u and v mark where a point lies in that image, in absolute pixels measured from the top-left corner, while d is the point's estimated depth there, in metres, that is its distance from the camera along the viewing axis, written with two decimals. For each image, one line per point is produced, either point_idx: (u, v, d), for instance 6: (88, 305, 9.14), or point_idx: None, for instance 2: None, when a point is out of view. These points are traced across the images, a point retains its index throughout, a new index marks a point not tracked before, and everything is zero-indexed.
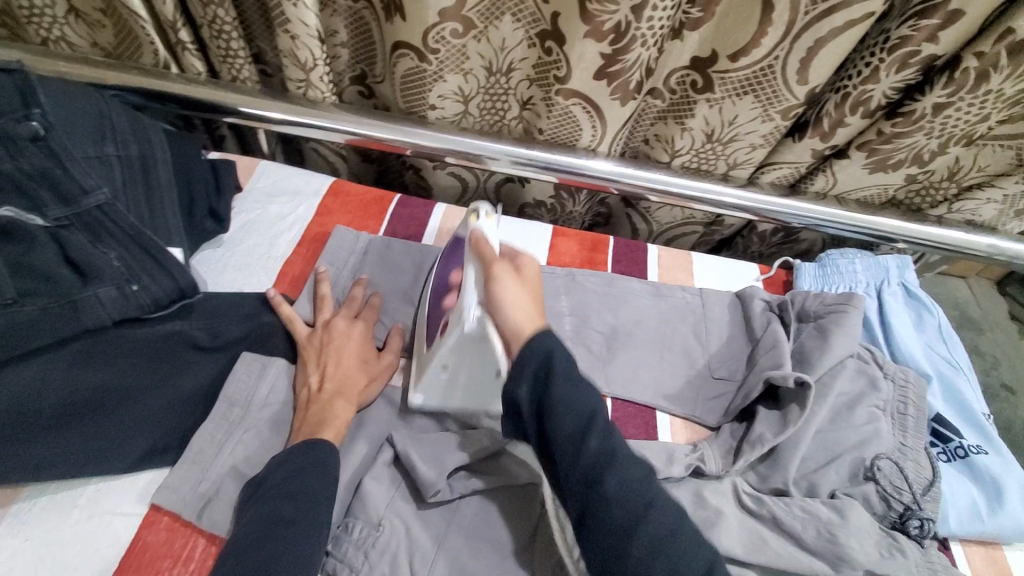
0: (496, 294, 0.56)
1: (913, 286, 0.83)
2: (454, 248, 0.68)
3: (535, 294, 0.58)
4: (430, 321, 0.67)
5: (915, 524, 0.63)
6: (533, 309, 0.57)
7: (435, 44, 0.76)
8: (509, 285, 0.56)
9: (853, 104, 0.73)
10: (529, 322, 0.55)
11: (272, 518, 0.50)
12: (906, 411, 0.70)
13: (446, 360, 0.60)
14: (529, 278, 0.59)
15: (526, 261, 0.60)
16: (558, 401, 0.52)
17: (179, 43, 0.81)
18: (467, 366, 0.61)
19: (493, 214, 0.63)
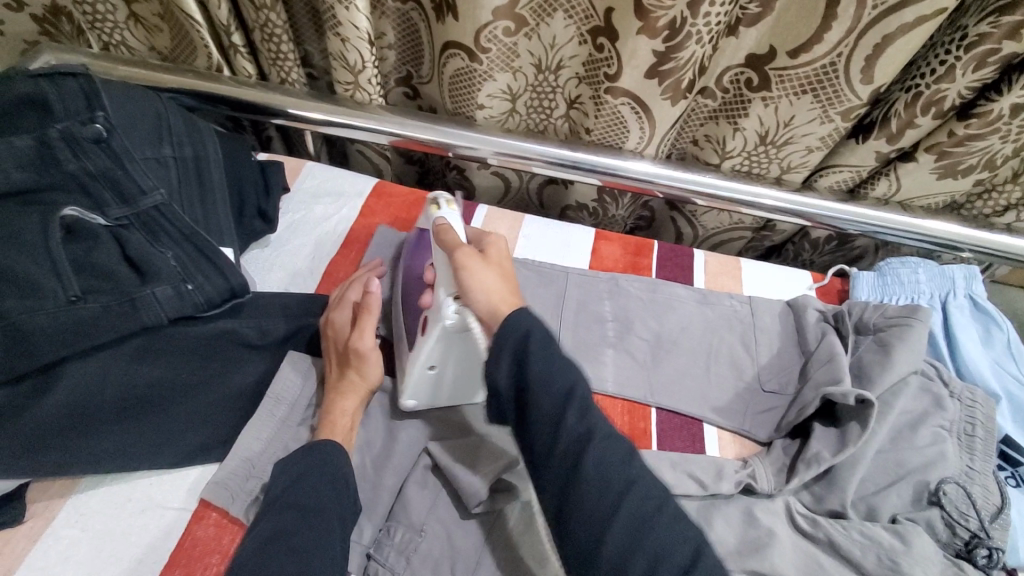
0: (467, 279, 0.54)
1: (981, 298, 0.78)
2: (419, 242, 0.69)
3: (507, 273, 0.57)
4: (409, 314, 0.66)
5: (983, 553, 0.58)
6: (508, 283, 0.56)
7: (486, 43, 0.75)
8: (476, 265, 0.55)
9: (925, 104, 0.68)
10: (507, 302, 0.54)
11: (317, 521, 0.51)
12: (974, 432, 0.65)
13: (433, 359, 0.59)
14: (496, 257, 0.58)
15: (493, 241, 0.60)
16: (566, 415, 0.48)
17: (231, 46, 0.82)
18: (455, 363, 0.60)
19: (453, 203, 0.64)
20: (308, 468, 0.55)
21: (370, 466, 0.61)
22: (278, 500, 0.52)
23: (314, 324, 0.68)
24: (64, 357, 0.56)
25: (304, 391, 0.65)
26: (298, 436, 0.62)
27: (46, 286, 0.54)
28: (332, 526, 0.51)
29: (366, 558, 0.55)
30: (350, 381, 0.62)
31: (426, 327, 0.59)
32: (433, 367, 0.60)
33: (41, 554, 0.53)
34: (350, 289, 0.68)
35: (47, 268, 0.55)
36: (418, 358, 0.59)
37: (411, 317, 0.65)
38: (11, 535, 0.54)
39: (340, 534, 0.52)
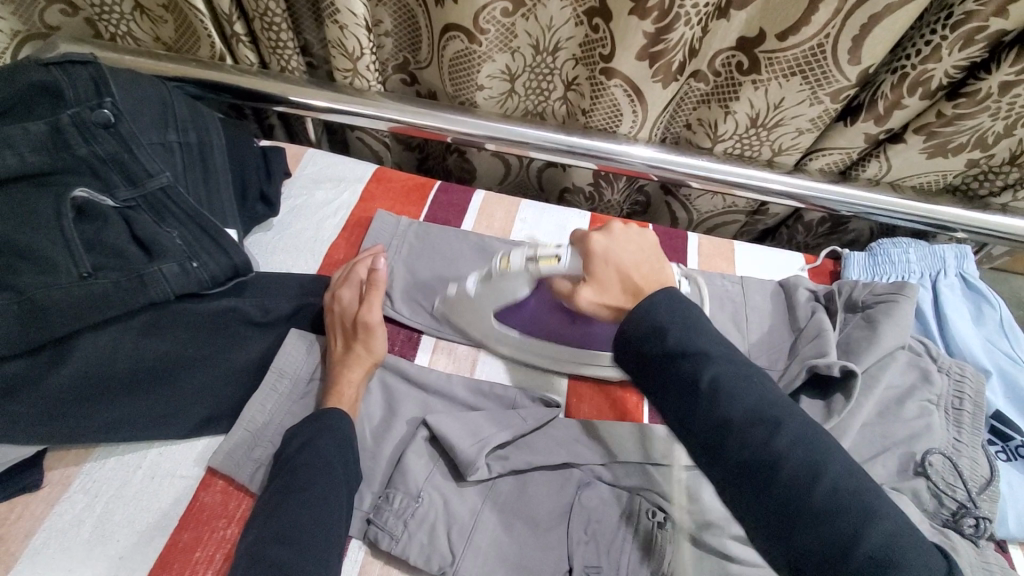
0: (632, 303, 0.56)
1: (972, 277, 0.79)
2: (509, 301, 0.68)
3: (645, 248, 0.59)
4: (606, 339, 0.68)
5: (970, 522, 0.60)
6: (650, 262, 0.58)
7: (485, 25, 0.77)
8: (643, 286, 0.56)
9: (912, 84, 0.69)
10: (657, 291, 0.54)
11: (317, 486, 0.53)
12: (962, 407, 0.67)
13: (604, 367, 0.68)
14: (628, 256, 0.58)
15: (601, 255, 0.58)
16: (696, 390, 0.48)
17: (234, 36, 0.84)
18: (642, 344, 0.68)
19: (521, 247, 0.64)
20: (308, 438, 0.57)
21: (370, 436, 0.63)
22: (291, 461, 0.56)
23: (315, 303, 0.71)
24: (76, 331, 0.58)
25: (306, 367, 0.67)
26: (300, 409, 0.64)
27: (59, 263, 0.57)
28: (340, 488, 0.54)
29: (366, 523, 0.57)
30: (357, 353, 0.65)
31: None
32: None
33: (56, 518, 0.55)
34: (356, 267, 0.70)
35: (59, 245, 0.57)
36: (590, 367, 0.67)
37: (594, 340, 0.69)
38: (28, 500, 0.56)
39: (345, 495, 0.54)
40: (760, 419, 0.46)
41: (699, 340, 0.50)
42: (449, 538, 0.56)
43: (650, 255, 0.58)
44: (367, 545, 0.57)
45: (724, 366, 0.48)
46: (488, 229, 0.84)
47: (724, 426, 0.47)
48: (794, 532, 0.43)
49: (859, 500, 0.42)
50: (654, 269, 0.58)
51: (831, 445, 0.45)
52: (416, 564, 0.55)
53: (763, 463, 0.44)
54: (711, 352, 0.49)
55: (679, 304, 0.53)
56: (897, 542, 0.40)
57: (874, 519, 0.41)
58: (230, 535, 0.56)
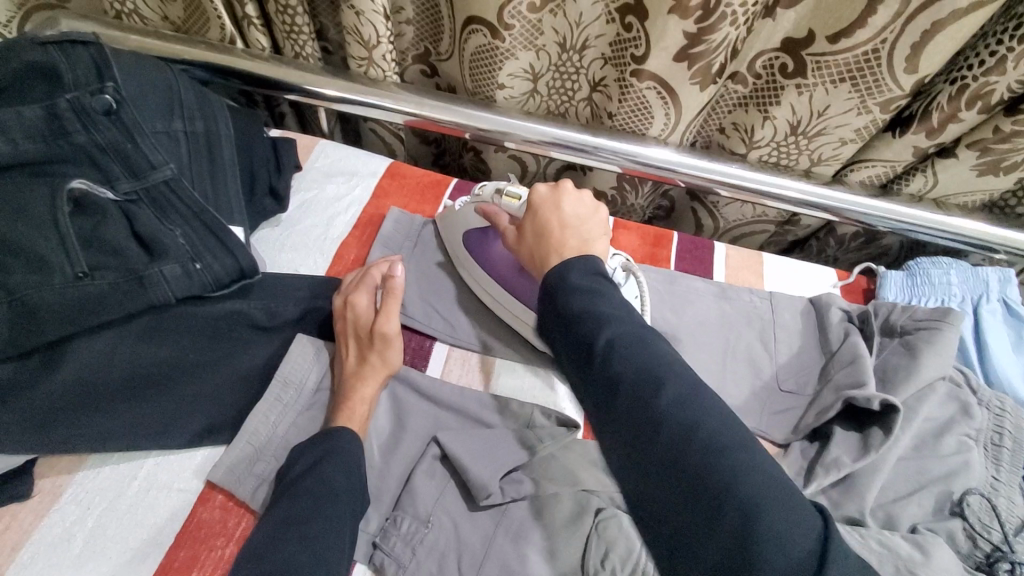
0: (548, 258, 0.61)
1: (1016, 303, 0.74)
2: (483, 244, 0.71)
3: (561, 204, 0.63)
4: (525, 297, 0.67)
5: (1006, 567, 0.55)
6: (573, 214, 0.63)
7: (510, 20, 0.73)
8: (563, 248, 0.60)
9: (970, 97, 0.64)
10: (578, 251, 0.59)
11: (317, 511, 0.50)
12: (1001, 443, 0.63)
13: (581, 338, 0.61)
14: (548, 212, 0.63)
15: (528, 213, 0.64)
16: (596, 341, 0.50)
17: (246, 18, 0.80)
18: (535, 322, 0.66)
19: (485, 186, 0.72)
20: (316, 455, 0.54)
21: (379, 453, 0.60)
22: (302, 480, 0.53)
23: (323, 307, 0.67)
24: (70, 335, 0.55)
25: (313, 374, 0.63)
26: (303, 423, 0.61)
27: (54, 262, 0.53)
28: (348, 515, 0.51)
29: (372, 547, 0.54)
30: (372, 364, 0.61)
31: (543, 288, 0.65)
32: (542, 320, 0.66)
33: (48, 530, 0.53)
34: (371, 269, 0.67)
35: (53, 242, 0.54)
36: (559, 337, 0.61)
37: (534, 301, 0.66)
38: (20, 509, 0.54)
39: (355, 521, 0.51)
40: (642, 381, 0.46)
41: (596, 301, 0.52)
42: (458, 567, 0.53)
43: (585, 222, 0.62)
44: (372, 572, 0.54)
45: (622, 326, 0.50)
46: None
47: (632, 394, 0.46)
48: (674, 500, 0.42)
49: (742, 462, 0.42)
50: (582, 236, 0.61)
51: (713, 403, 0.45)
52: None
53: (652, 426, 0.45)
54: (612, 325, 0.50)
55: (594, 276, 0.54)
56: (764, 501, 0.40)
57: (745, 474, 0.41)
58: (228, 555, 0.53)
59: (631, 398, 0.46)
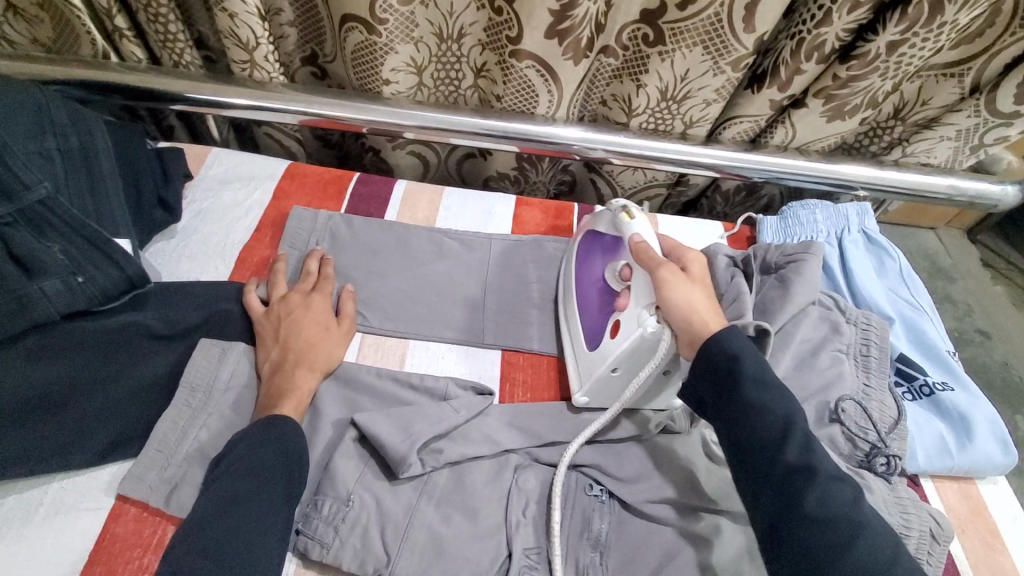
0: (670, 308, 0.57)
1: (874, 232, 0.84)
2: (610, 245, 0.71)
3: (707, 288, 0.59)
4: (594, 324, 0.67)
5: (881, 461, 0.63)
6: (714, 309, 0.57)
7: (383, 14, 0.74)
8: (699, 314, 0.56)
9: (808, 49, 0.72)
10: (711, 319, 0.56)
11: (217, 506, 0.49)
12: (869, 353, 0.71)
13: (618, 363, 0.61)
14: (700, 299, 0.57)
15: (679, 284, 0.57)
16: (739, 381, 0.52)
17: (116, 31, 0.80)
18: (636, 368, 0.62)
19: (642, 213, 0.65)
20: (229, 451, 0.54)
21: None
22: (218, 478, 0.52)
23: (227, 309, 0.66)
24: None
25: (221, 376, 0.61)
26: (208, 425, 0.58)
27: None
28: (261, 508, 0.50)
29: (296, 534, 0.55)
30: (301, 356, 0.63)
31: (616, 330, 0.62)
32: (616, 369, 0.62)
33: None
34: (307, 262, 0.72)
35: None
36: (603, 363, 0.62)
37: (595, 333, 0.66)
38: None
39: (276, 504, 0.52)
40: (798, 481, 0.49)
41: (755, 398, 0.52)
42: (383, 539, 0.54)
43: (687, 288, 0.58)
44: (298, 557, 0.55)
45: (802, 432, 0.51)
46: (413, 220, 0.83)
47: (785, 494, 0.49)
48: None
49: (879, 555, 0.46)
50: (692, 307, 0.56)
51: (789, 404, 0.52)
52: (350, 570, 0.53)
53: (795, 529, 0.48)
54: (769, 439, 0.51)
55: (756, 375, 0.52)
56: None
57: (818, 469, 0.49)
58: (148, 563, 0.53)
59: (791, 499, 0.49)
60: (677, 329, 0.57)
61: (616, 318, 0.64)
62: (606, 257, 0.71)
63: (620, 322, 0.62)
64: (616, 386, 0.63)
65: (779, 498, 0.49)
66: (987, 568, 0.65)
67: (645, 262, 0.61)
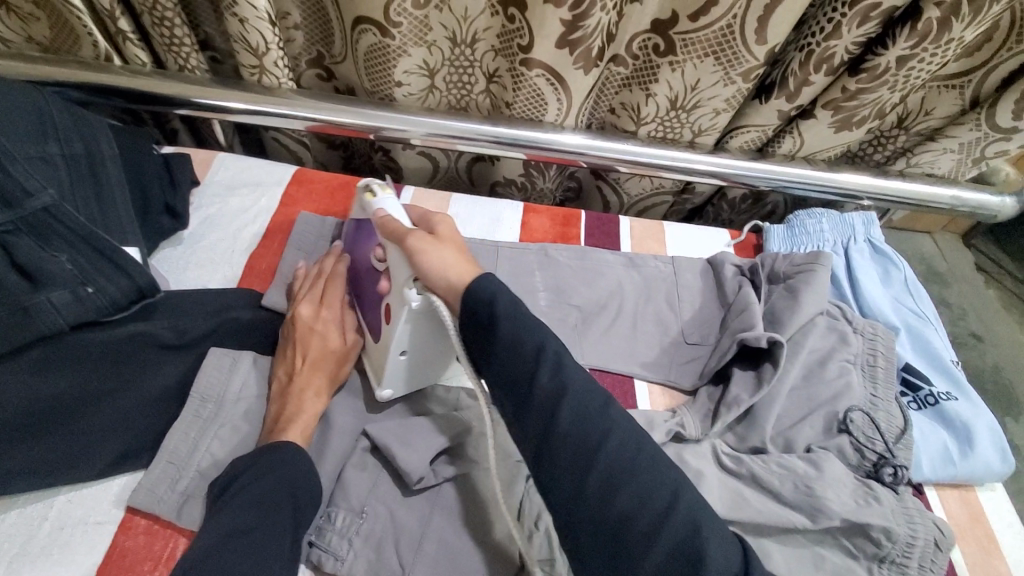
0: (428, 267, 0.55)
1: (879, 242, 0.84)
2: (355, 235, 0.68)
3: (452, 245, 0.57)
4: (366, 314, 0.65)
5: (889, 471, 0.64)
6: (465, 262, 0.56)
7: (396, 17, 0.74)
8: (451, 269, 0.55)
9: (817, 61, 0.72)
10: (462, 271, 0.55)
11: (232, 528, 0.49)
12: (876, 363, 0.71)
13: (404, 345, 0.59)
14: (444, 259, 0.55)
15: (420, 251, 0.55)
16: (539, 372, 0.51)
17: (119, 33, 0.79)
18: (424, 345, 0.61)
19: (388, 187, 0.64)
20: (241, 464, 0.54)
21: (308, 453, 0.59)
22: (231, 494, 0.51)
23: (235, 318, 0.65)
24: None
25: (234, 383, 0.61)
26: (220, 436, 0.58)
27: None
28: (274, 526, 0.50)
29: (308, 546, 0.54)
30: (306, 372, 0.61)
31: (389, 315, 0.59)
32: (405, 353, 0.60)
33: None
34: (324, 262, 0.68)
35: None
36: (389, 349, 0.59)
37: (371, 321, 0.64)
38: None
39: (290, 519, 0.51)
40: (547, 409, 0.50)
41: (515, 333, 0.52)
42: (396, 552, 0.54)
43: (445, 246, 0.57)
44: (311, 569, 0.54)
45: (552, 356, 0.51)
46: None
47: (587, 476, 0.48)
48: (576, 501, 0.48)
49: (629, 455, 0.48)
50: (438, 265, 0.55)
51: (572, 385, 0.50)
52: None
53: (557, 441, 0.49)
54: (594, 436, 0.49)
55: (513, 313, 0.52)
56: (637, 480, 0.47)
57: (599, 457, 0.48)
58: None
59: (548, 421, 0.49)
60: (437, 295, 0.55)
61: (385, 303, 0.61)
62: (356, 244, 0.67)
63: (391, 304, 0.59)
64: (412, 368, 0.61)
65: (538, 420, 0.50)
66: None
67: (393, 236, 0.59)
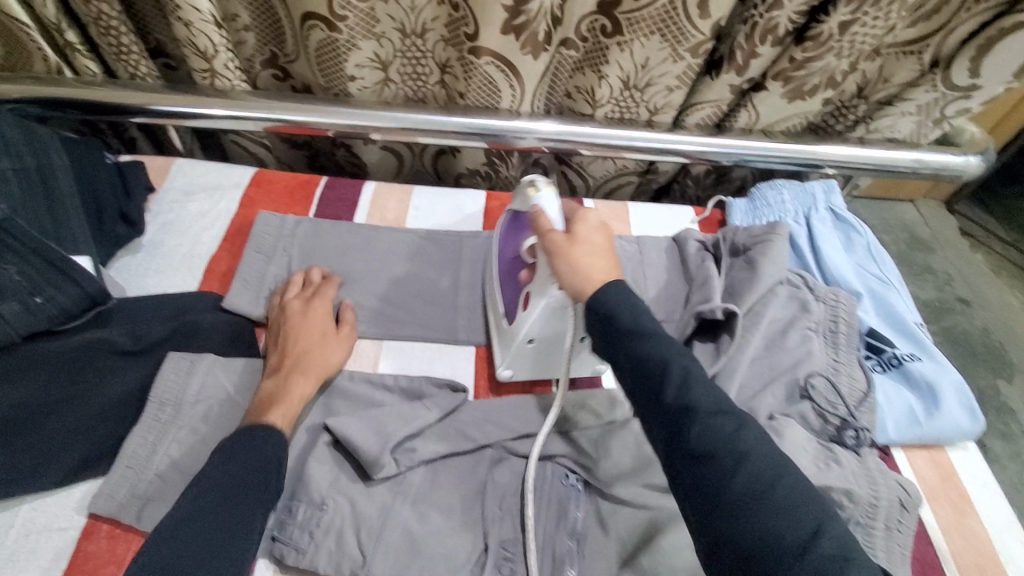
0: (561, 274, 0.56)
1: (840, 209, 0.85)
2: (515, 223, 0.69)
3: (600, 249, 0.57)
4: (511, 298, 0.68)
5: (851, 434, 0.65)
6: (611, 268, 0.56)
7: (341, 11, 0.74)
8: (591, 274, 0.55)
9: (761, 33, 0.72)
10: (594, 277, 0.54)
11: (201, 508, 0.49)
12: (837, 329, 0.72)
13: (531, 333, 0.64)
14: (589, 262, 0.55)
15: (568, 252, 0.56)
16: (665, 389, 0.48)
17: (68, 45, 0.79)
18: (552, 335, 0.65)
19: (551, 185, 0.63)
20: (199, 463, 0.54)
21: None
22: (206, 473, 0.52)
23: (193, 320, 0.65)
24: None
25: (191, 387, 0.60)
26: (179, 437, 0.58)
27: None
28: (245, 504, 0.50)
29: (272, 541, 0.55)
30: (298, 359, 0.63)
31: (527, 303, 0.63)
32: (531, 340, 0.65)
33: None
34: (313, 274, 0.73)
35: None
36: (518, 334, 0.64)
37: (511, 303, 0.68)
38: None
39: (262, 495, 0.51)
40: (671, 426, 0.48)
41: (638, 345, 0.50)
42: (358, 541, 0.54)
43: (591, 247, 0.56)
44: (275, 564, 0.55)
45: (680, 373, 0.49)
46: (383, 221, 0.83)
47: (705, 492, 0.45)
48: (705, 526, 0.45)
49: (762, 480, 0.44)
50: (573, 275, 0.55)
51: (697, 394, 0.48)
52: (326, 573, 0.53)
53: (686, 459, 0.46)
54: (720, 452, 0.45)
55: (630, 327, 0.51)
56: (773, 503, 0.43)
57: (732, 470, 0.44)
58: None
59: (675, 435, 0.47)
60: (572, 296, 0.56)
61: (526, 292, 0.64)
62: (510, 238, 0.70)
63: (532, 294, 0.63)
64: (529, 356, 0.67)
65: (670, 437, 0.48)
66: (957, 532, 0.66)
67: (545, 237, 0.58)
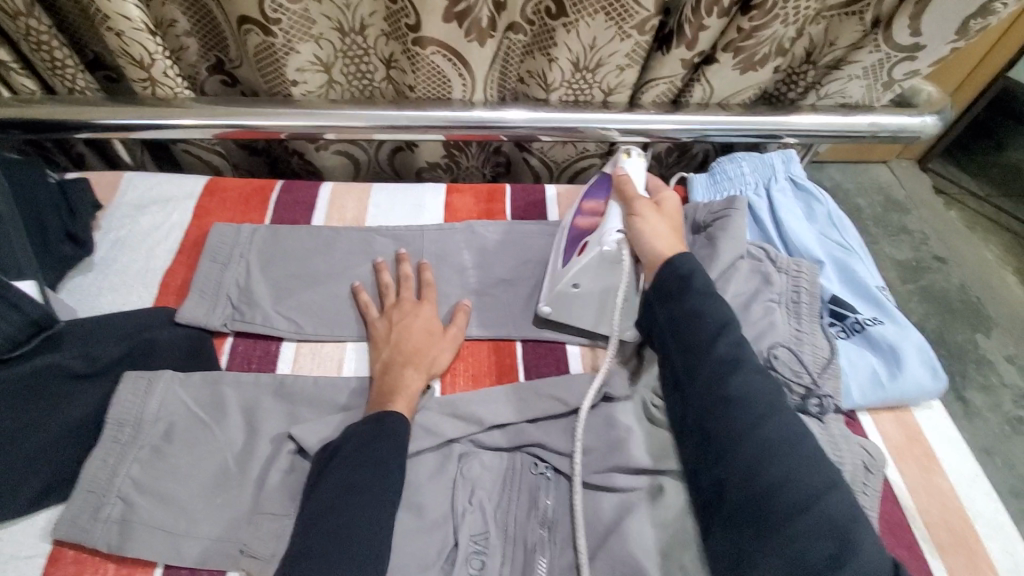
0: (645, 231, 0.67)
1: (800, 178, 0.85)
2: (591, 188, 0.77)
3: (673, 224, 0.70)
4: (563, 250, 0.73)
5: (815, 402, 0.65)
6: (675, 239, 0.68)
7: (274, 14, 0.72)
8: (669, 242, 0.67)
9: (708, 5, 0.71)
10: (671, 246, 0.67)
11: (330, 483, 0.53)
12: (799, 299, 0.72)
13: (579, 278, 0.68)
14: (665, 230, 0.68)
15: (651, 215, 0.68)
16: (747, 431, 0.54)
17: (2, 65, 0.77)
18: (599, 285, 0.68)
19: (641, 154, 0.75)
20: None
21: (234, 463, 0.59)
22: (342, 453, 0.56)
23: (149, 338, 0.65)
24: None
25: (150, 406, 0.60)
26: (140, 457, 0.58)
27: None
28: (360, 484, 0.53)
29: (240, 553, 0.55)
30: (397, 333, 0.68)
31: (584, 249, 0.68)
32: (575, 283, 0.68)
33: None
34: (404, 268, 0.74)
35: None
36: (565, 276, 0.68)
37: (563, 253, 0.72)
38: None
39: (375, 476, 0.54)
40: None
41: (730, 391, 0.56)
42: None
43: (673, 223, 0.70)
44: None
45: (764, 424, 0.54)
46: (342, 221, 0.81)
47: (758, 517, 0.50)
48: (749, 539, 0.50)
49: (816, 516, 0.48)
50: (658, 239, 0.67)
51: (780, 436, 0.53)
52: None
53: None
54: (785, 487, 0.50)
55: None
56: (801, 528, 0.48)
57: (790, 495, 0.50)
58: None
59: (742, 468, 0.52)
60: (643, 249, 0.67)
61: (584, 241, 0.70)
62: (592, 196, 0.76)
63: (589, 242, 0.69)
64: (576, 301, 0.69)
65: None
66: (924, 491, 0.67)
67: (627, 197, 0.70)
